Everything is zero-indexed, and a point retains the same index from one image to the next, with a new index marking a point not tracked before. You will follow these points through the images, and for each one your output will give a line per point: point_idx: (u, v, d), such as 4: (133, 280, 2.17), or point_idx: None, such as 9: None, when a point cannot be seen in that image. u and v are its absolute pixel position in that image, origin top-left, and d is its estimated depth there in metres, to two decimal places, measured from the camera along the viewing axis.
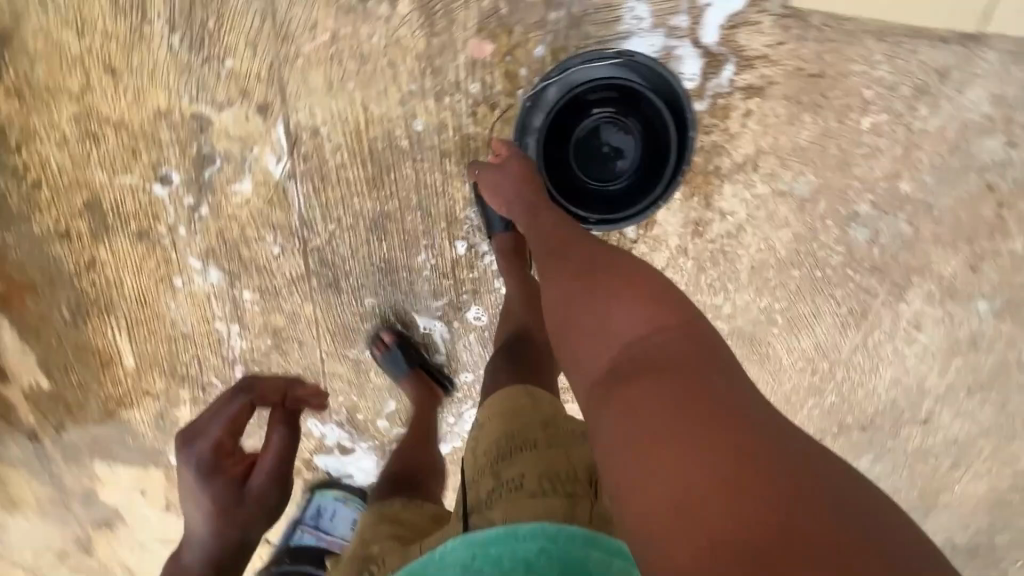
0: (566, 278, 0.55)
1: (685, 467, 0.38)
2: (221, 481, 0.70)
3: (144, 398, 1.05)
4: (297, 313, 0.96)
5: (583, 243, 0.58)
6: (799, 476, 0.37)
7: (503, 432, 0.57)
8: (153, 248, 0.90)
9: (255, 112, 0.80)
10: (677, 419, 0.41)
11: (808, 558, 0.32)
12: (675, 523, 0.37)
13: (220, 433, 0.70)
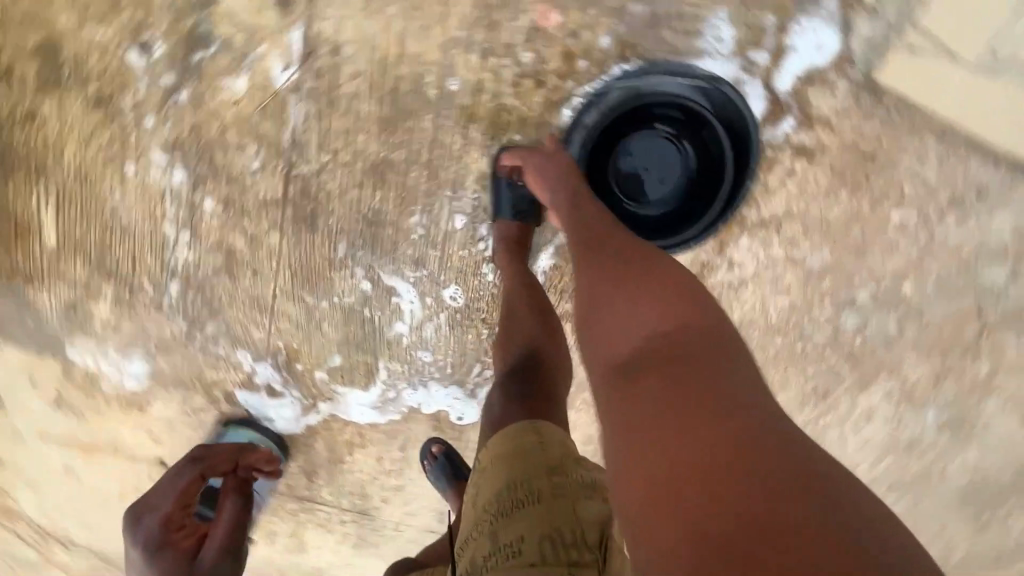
0: (591, 274, 0.56)
1: (687, 465, 0.38)
2: (170, 553, 0.82)
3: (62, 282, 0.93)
4: (262, 239, 0.87)
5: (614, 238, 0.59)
6: (798, 478, 0.36)
7: (506, 482, 0.51)
8: (112, 122, 0.78)
9: (272, 5, 0.68)
10: (679, 412, 0.41)
11: (806, 556, 0.32)
12: (666, 511, 0.37)
13: (171, 505, 0.83)
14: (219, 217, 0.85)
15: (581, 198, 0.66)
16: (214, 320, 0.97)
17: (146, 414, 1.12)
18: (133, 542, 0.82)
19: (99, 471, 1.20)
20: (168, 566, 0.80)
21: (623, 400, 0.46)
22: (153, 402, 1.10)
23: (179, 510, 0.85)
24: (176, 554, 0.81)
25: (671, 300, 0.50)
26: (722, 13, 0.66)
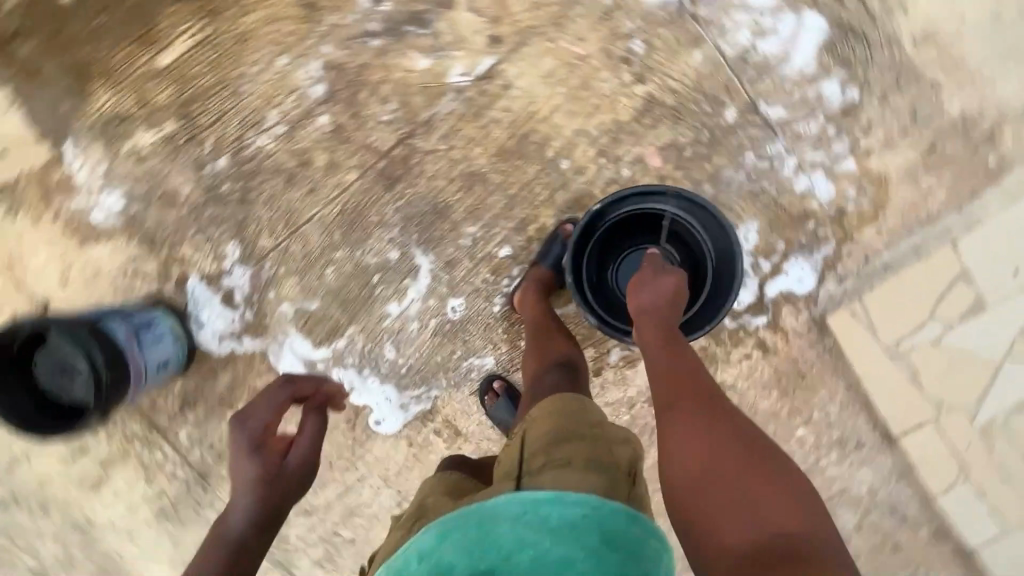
0: (685, 424, 0.58)
1: None
2: (267, 455, 0.71)
3: (140, 99, 0.97)
4: (341, 170, 0.97)
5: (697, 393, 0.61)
6: None
7: (557, 426, 0.66)
8: (302, 23, 0.92)
9: (485, 34, 0.89)
10: None
11: None
12: None
13: (271, 416, 0.74)
14: (322, 134, 0.95)
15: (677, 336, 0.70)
16: (238, 208, 1.00)
17: (81, 251, 1.04)
18: (233, 443, 0.71)
19: None
20: (266, 467, 0.70)
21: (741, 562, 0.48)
22: (100, 244, 1.03)
23: (266, 432, 0.73)
24: (270, 457, 0.71)
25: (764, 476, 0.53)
26: (755, 222, 0.91)
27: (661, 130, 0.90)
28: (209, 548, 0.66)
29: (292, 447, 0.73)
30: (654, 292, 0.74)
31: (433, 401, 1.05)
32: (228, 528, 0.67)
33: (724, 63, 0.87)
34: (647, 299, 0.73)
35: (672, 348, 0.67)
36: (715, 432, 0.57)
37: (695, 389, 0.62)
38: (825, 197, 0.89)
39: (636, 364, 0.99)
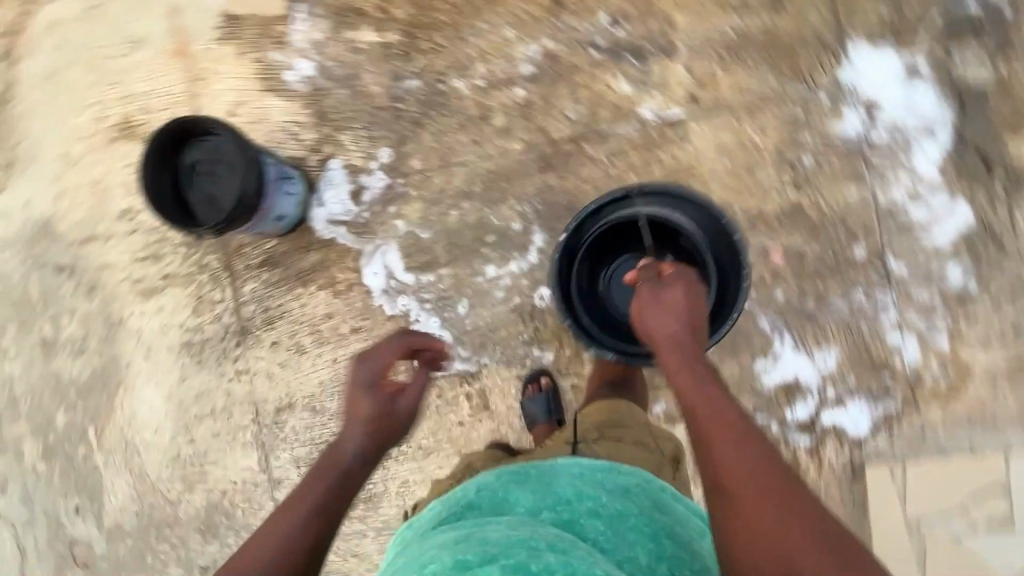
0: (724, 480, 0.54)
1: None
2: (382, 395, 0.72)
3: (380, 5, 1.09)
4: (510, 139, 1.07)
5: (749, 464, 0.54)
6: None
7: (607, 419, 0.84)
8: (544, 11, 1.04)
9: (686, 91, 1.00)
10: None
11: None
12: None
13: (390, 358, 0.75)
14: (512, 102, 1.06)
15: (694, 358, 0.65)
16: (409, 127, 1.10)
17: (259, 97, 1.14)
18: (354, 376, 0.73)
19: (165, 77, 1.17)
20: (377, 407, 0.71)
21: None
22: (278, 99, 1.13)
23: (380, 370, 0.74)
24: (382, 395, 0.72)
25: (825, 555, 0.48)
26: (837, 352, 0.97)
27: (795, 236, 0.98)
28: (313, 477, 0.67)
29: (403, 393, 0.74)
30: (658, 310, 0.68)
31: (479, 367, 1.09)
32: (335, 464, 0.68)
33: (874, 208, 0.96)
34: (678, 331, 0.66)
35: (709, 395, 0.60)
36: (768, 507, 0.51)
37: (746, 457, 0.54)
38: (910, 360, 0.95)
39: (675, 424, 1.02)
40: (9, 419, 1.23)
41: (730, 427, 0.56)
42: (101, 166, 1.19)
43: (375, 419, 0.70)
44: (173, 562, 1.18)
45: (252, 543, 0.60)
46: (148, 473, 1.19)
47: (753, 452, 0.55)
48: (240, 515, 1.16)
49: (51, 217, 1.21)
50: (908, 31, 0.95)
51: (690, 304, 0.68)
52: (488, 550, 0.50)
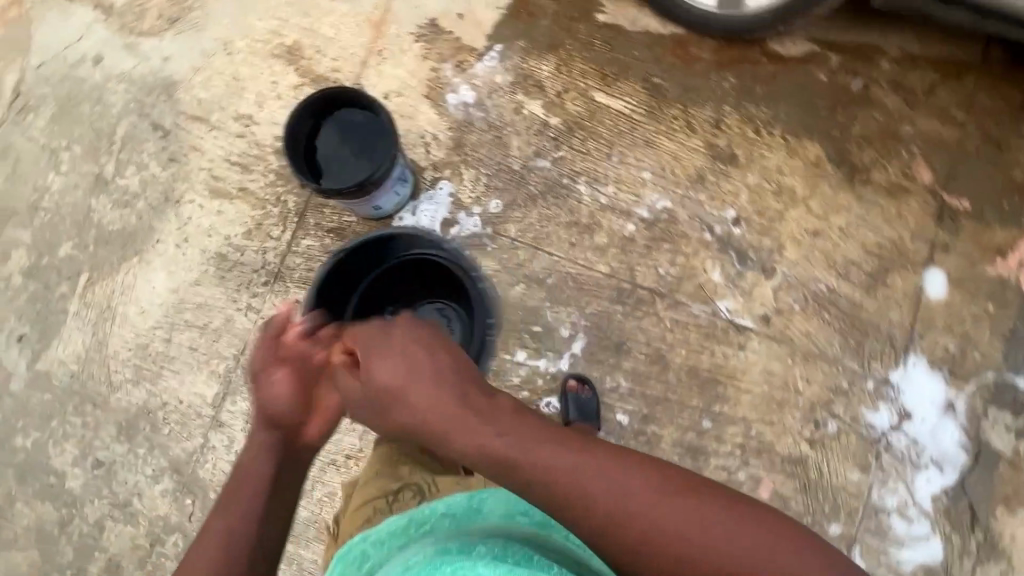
0: (549, 491, 0.64)
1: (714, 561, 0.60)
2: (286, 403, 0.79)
3: (558, 90, 1.19)
4: (601, 258, 1.12)
5: (594, 489, 0.63)
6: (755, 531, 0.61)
7: None
8: (687, 177, 1.13)
9: (765, 310, 1.07)
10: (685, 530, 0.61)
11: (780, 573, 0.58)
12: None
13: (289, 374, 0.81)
14: (619, 230, 1.13)
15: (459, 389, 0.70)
16: (523, 196, 1.15)
17: (416, 98, 1.21)
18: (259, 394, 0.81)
19: (350, 34, 1.25)
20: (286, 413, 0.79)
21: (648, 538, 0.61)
22: (430, 110, 1.20)
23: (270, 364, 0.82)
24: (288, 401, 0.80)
25: (679, 510, 0.62)
26: None
27: (789, 484, 1.03)
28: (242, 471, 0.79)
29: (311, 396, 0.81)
30: (391, 360, 0.71)
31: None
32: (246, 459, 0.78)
33: (865, 499, 1.02)
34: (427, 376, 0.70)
35: (500, 444, 0.67)
36: (605, 485, 0.63)
37: (584, 476, 0.64)
38: None
39: None
40: (20, 222, 1.22)
41: (546, 461, 0.65)
42: (250, 68, 1.25)
43: (278, 423, 0.79)
44: (72, 439, 1.12)
45: (207, 536, 0.73)
46: (108, 345, 1.15)
47: (591, 479, 0.64)
48: (164, 433, 1.11)
49: (179, 82, 1.25)
50: (961, 371, 1.04)
51: (410, 341, 0.72)
52: (465, 543, 0.64)
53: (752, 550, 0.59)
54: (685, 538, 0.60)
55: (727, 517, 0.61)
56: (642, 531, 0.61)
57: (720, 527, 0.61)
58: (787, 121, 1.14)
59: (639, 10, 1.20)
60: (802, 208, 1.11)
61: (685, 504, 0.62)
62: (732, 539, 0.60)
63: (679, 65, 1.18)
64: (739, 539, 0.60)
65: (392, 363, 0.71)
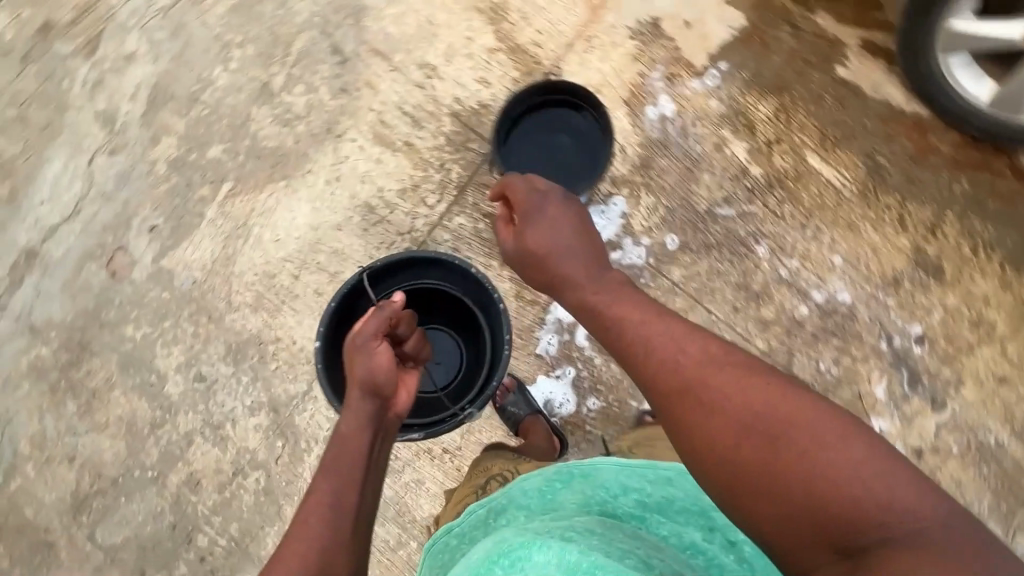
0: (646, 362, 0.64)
1: (806, 468, 0.51)
2: (379, 361, 0.75)
3: (768, 138, 1.08)
4: (762, 332, 1.04)
5: (659, 340, 0.64)
6: (851, 440, 0.52)
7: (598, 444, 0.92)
8: (881, 276, 1.03)
9: (921, 442, 0.99)
10: (779, 426, 0.54)
11: (882, 502, 0.49)
12: (805, 498, 0.51)
13: (376, 332, 0.77)
14: (791, 310, 1.04)
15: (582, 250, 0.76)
16: (698, 242, 1.06)
17: (614, 101, 1.10)
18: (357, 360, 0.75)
19: (563, 10, 1.13)
20: (377, 371, 0.74)
21: (742, 432, 0.55)
22: (626, 119, 1.10)
23: (375, 337, 0.77)
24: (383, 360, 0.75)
25: (739, 375, 0.58)
26: None
27: None
28: (336, 446, 0.69)
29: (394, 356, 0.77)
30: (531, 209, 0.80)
31: (563, 446, 1.04)
32: (346, 431, 0.70)
33: None
34: (552, 233, 0.78)
35: (599, 294, 0.72)
36: (701, 363, 0.60)
37: (680, 347, 0.62)
38: None
39: None
40: (175, 109, 1.17)
41: (629, 309, 0.69)
42: (447, 15, 1.15)
43: (370, 387, 0.73)
44: (180, 345, 1.11)
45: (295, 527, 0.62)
46: (235, 263, 1.12)
47: (659, 330, 0.65)
48: (270, 369, 1.09)
49: (370, 8, 1.16)
50: None
51: (541, 200, 0.81)
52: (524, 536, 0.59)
53: (808, 426, 0.53)
54: (741, 402, 0.56)
55: (791, 394, 0.56)
56: (695, 380, 0.59)
57: (779, 397, 0.56)
58: (1011, 249, 1.02)
59: (886, 74, 1.07)
60: (996, 347, 1.00)
61: (750, 372, 0.58)
62: (789, 408, 0.54)
63: (910, 150, 1.05)
64: (795, 412, 0.54)
65: (531, 205, 0.80)
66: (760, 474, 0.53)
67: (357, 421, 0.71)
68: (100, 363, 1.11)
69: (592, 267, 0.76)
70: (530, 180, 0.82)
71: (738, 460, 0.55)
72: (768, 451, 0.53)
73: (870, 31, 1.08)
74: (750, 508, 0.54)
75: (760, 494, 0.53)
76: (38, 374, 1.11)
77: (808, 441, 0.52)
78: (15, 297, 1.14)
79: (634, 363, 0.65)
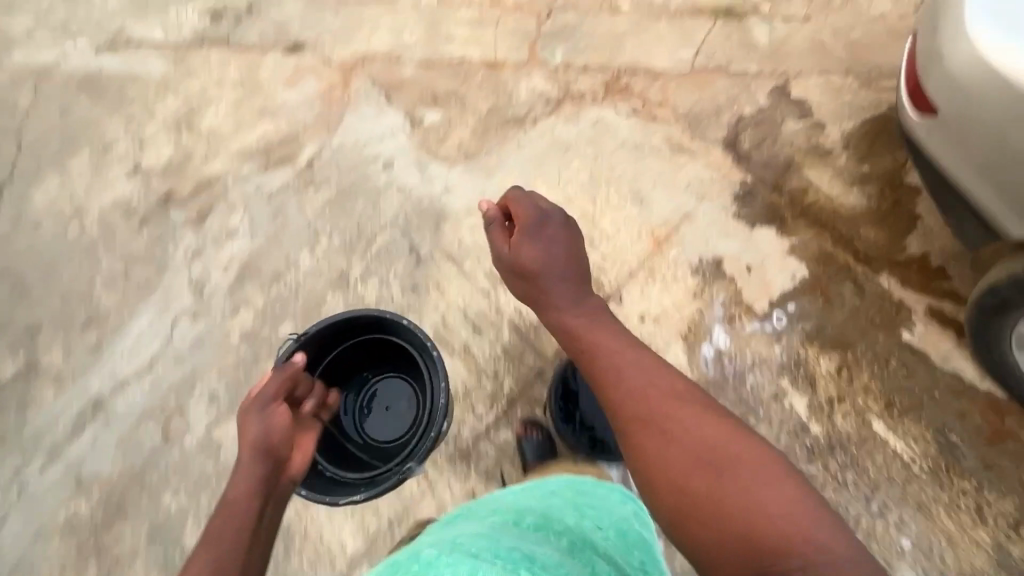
0: (616, 386, 0.75)
1: (729, 494, 0.62)
2: (271, 416, 0.79)
3: (830, 395, 1.05)
4: None
5: (631, 372, 0.76)
6: (770, 476, 0.62)
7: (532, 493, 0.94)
8: (959, 574, 0.94)
9: None
10: (709, 458, 0.65)
11: (793, 530, 0.58)
12: (724, 520, 0.61)
13: (271, 388, 0.83)
14: None
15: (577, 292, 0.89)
16: None
17: (672, 334, 1.13)
18: (250, 419, 0.79)
19: (629, 239, 1.20)
20: (270, 426, 0.78)
21: (685, 459, 0.66)
22: (682, 354, 1.11)
23: (274, 398, 0.82)
24: (278, 415, 0.80)
25: (695, 409, 0.70)
26: None
27: None
28: (222, 514, 0.68)
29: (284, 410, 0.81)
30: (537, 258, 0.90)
31: None
32: (241, 490, 0.70)
33: None
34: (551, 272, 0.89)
35: (580, 321, 0.84)
36: (653, 395, 0.73)
37: (640, 381, 0.75)
38: None
39: None
40: (259, 283, 1.27)
41: (603, 338, 0.83)
42: None
43: (260, 447, 0.75)
44: None
45: None
46: None
47: (630, 362, 0.78)
48: (293, 565, 1.07)
49: (450, 215, 1.27)
50: None
51: (542, 250, 0.90)
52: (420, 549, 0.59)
53: (756, 464, 0.63)
54: (694, 430, 0.68)
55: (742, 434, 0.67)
56: (656, 414, 0.71)
57: (724, 432, 0.67)
58: None
59: (955, 345, 1.05)
60: None
61: (707, 409, 0.70)
62: (733, 445, 0.65)
63: (986, 433, 1.00)
64: (739, 447, 0.65)
65: (529, 228, 0.93)
66: (686, 496, 0.64)
67: (254, 481, 0.72)
68: (129, 529, 1.12)
69: (579, 296, 0.88)
70: (535, 200, 0.94)
71: (681, 487, 0.65)
72: (712, 478, 0.64)
73: (937, 298, 1.08)
74: (695, 530, 0.62)
75: (693, 523, 0.63)
76: (71, 530, 1.13)
77: (745, 475, 0.63)
78: (74, 445, 1.19)
79: (607, 395, 0.76)
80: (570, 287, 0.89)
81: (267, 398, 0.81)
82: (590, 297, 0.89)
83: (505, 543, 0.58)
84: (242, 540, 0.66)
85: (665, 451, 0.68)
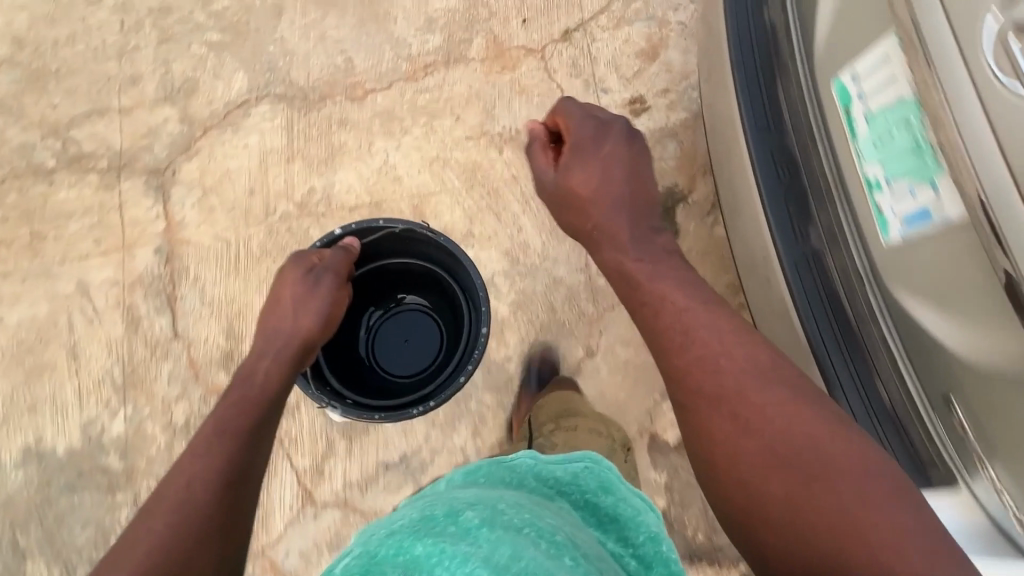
0: (668, 331, 0.71)
1: (800, 502, 0.56)
2: (328, 280, 0.95)
3: None
4: None
5: (701, 331, 0.69)
6: (885, 493, 0.54)
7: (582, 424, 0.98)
8: None
9: None
10: (792, 466, 0.58)
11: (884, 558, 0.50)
12: (793, 525, 0.56)
13: (335, 258, 0.97)
14: None
15: (615, 163, 0.88)
16: None
17: None
18: (302, 282, 0.94)
19: None
20: (322, 296, 0.94)
21: (772, 454, 0.60)
22: None
23: (338, 286, 0.96)
24: (327, 282, 0.95)
25: (787, 394, 0.63)
26: None
27: None
28: (205, 434, 0.71)
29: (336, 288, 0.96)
30: (581, 163, 0.88)
31: None
32: (233, 418, 0.74)
33: None
34: (584, 175, 0.87)
35: (631, 254, 0.80)
36: (723, 364, 0.66)
37: (697, 343, 0.69)
38: None
39: None
40: None
41: (669, 285, 0.75)
42: None
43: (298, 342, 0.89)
44: None
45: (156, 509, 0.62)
46: None
47: (701, 321, 0.71)
48: None
49: None
50: None
51: (580, 127, 0.90)
52: (452, 509, 0.55)
53: (859, 474, 0.56)
54: (785, 425, 0.61)
55: (847, 440, 0.59)
56: (736, 392, 0.64)
57: (828, 433, 0.59)
58: None
59: None
60: None
61: (792, 400, 0.62)
62: (837, 452, 0.58)
63: None
64: (838, 456, 0.58)
65: (590, 137, 0.90)
66: (764, 493, 0.59)
67: (281, 372, 0.85)
68: None
69: (641, 232, 0.83)
70: (590, 111, 0.92)
71: (756, 487, 0.59)
72: (791, 480, 0.58)
73: None
74: (759, 531, 0.58)
75: (771, 527, 0.57)
76: None
77: (842, 482, 0.56)
78: None
79: (667, 349, 0.71)
80: (624, 211, 0.85)
81: (333, 275, 0.96)
82: (652, 233, 0.84)
83: (545, 521, 0.57)
84: (209, 463, 0.66)
85: (749, 422, 0.62)
